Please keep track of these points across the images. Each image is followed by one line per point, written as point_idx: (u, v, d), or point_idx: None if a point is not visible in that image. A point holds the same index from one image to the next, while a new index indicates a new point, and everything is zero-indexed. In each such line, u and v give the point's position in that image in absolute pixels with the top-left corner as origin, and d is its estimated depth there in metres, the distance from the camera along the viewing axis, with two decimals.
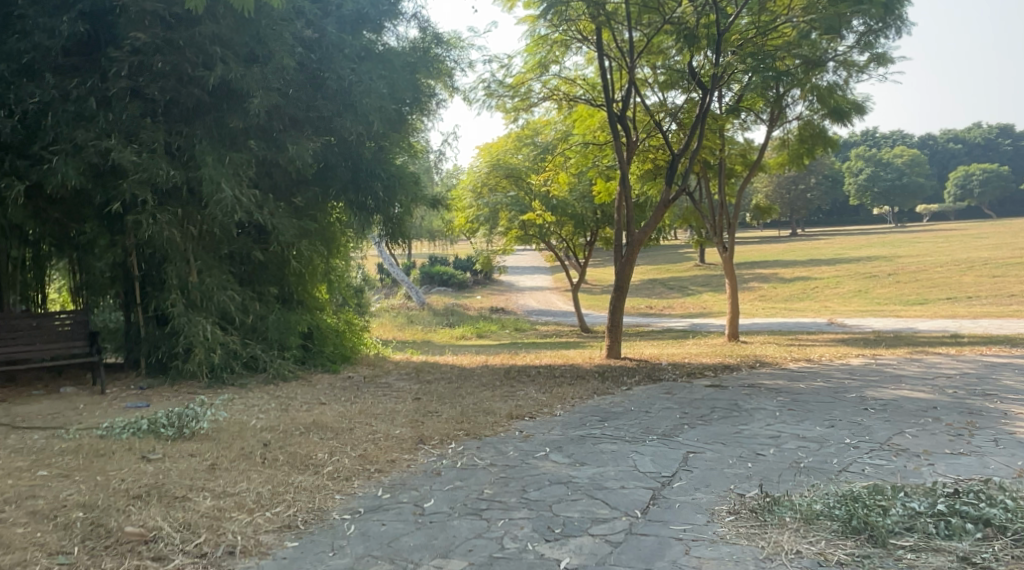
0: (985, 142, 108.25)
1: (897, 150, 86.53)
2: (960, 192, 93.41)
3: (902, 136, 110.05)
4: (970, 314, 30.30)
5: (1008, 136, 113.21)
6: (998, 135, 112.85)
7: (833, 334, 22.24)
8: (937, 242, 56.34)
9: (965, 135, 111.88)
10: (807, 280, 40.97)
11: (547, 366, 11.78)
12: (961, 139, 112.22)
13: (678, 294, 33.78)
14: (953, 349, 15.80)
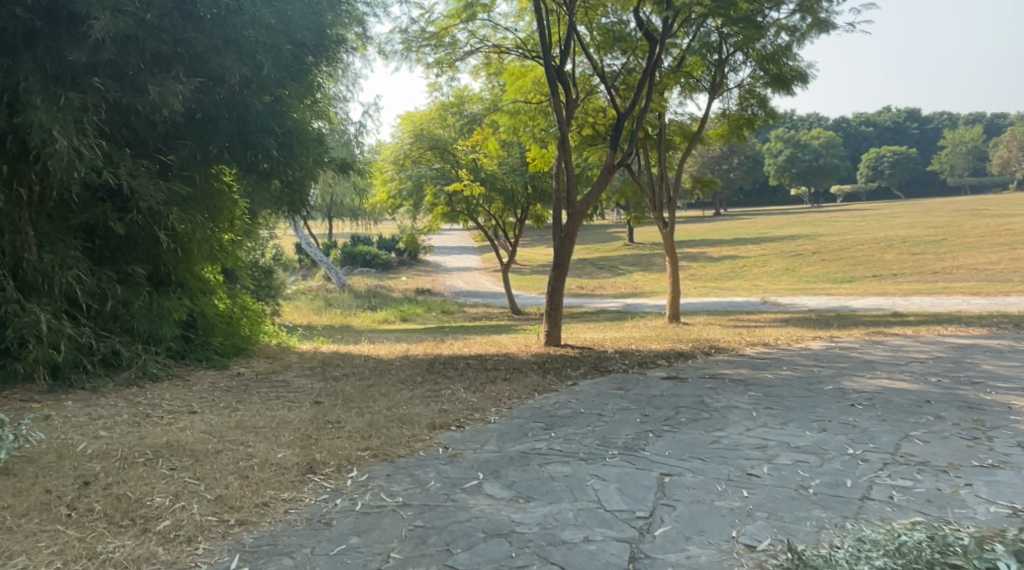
0: (895, 125, 110.90)
1: (817, 131, 87.40)
2: (874, 173, 95.15)
3: (819, 119, 111.88)
4: (901, 291, 29.89)
5: (917, 120, 116.31)
6: (907, 119, 115.77)
7: (773, 313, 21.24)
8: (856, 221, 56.52)
9: (877, 119, 114.43)
10: (735, 258, 40.36)
11: (479, 356, 10.20)
12: (873, 122, 114.69)
13: (609, 274, 32.52)
14: (907, 328, 14.74)
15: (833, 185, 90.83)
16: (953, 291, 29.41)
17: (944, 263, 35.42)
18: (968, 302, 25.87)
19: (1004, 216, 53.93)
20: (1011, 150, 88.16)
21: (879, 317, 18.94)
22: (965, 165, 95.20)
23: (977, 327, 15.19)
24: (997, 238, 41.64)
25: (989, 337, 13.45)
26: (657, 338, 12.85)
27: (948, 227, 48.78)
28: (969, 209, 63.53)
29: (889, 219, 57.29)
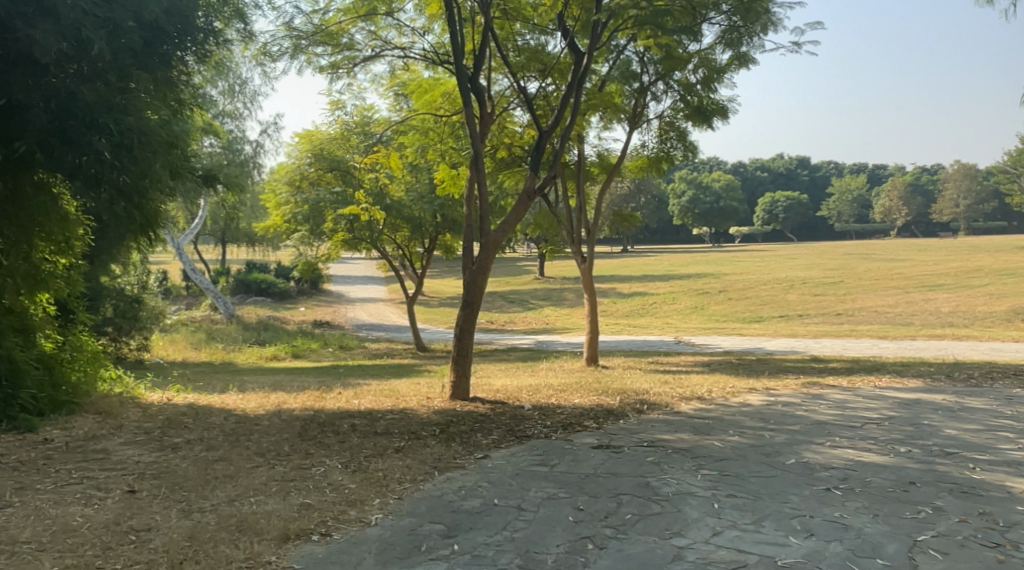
0: (788, 172, 114.48)
1: (719, 173, 88.94)
2: (771, 216, 97.42)
3: (718, 163, 114.44)
4: (811, 333, 29.39)
5: (808, 169, 120.64)
6: (799, 167, 119.91)
7: (691, 355, 20.03)
8: (758, 261, 56.85)
9: (772, 165, 117.82)
10: (644, 295, 39.51)
11: (370, 412, 8.49)
12: (768, 168, 118.05)
13: (518, 309, 30.95)
14: (839, 378, 13.58)
15: (734, 225, 92.38)
16: (861, 334, 28.96)
17: (848, 305, 35.29)
18: (878, 346, 25.31)
19: (895, 261, 55.10)
20: (891, 200, 94.10)
21: (800, 363, 17.91)
22: (849, 213, 100.17)
23: (908, 377, 14.17)
24: (893, 282, 42.20)
25: (930, 389, 12.36)
26: (577, 386, 11.31)
27: (845, 269, 49.34)
28: (863, 252, 64.95)
29: (789, 260, 57.75)
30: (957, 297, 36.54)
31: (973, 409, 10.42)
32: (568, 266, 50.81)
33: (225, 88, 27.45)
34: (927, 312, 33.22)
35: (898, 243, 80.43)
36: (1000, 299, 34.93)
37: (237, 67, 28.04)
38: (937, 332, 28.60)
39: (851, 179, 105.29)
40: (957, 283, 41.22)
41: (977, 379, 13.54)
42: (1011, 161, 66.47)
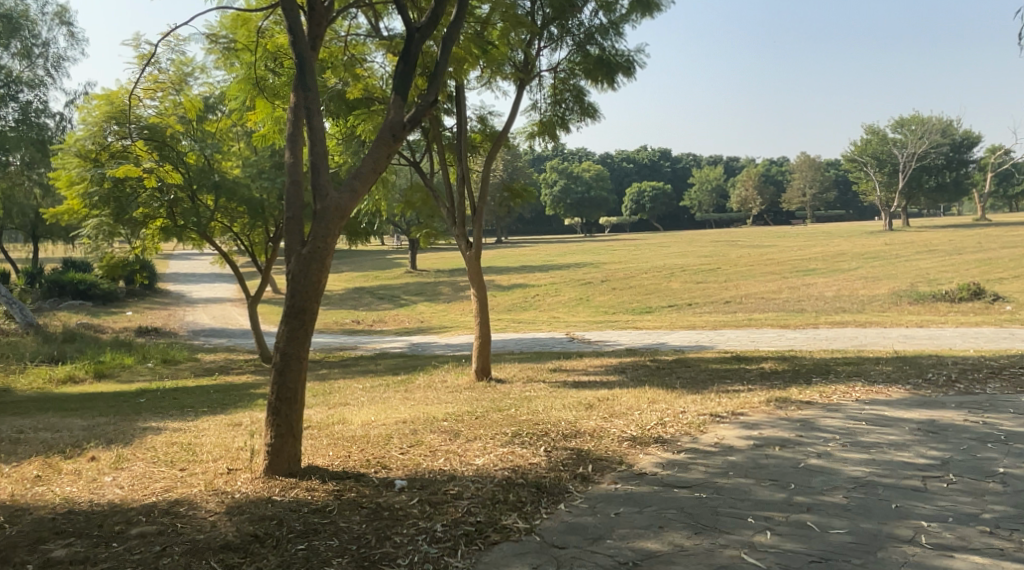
0: (651, 163, 114.30)
1: (588, 163, 87.05)
2: (637, 205, 96.32)
3: (583, 156, 113.10)
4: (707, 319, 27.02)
5: (669, 160, 121.28)
6: (662, 158, 120.21)
7: (593, 353, 16.86)
8: (630, 250, 54.51)
9: (635, 156, 117.45)
10: (523, 284, 36.25)
11: (108, 516, 4.61)
12: (631, 158, 117.63)
13: (385, 307, 26.98)
14: (800, 391, 10.64)
15: (603, 214, 90.55)
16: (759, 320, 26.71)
17: (732, 289, 33.09)
18: (779, 333, 22.86)
19: (761, 247, 53.89)
20: (748, 189, 95.14)
21: (725, 363, 14.95)
22: (710, 203, 100.44)
23: (874, 390, 11.36)
24: (768, 267, 40.82)
25: (922, 407, 9.67)
26: (473, 420, 7.68)
27: (718, 255, 47.66)
28: (727, 240, 63.70)
29: (660, 248, 55.60)
30: (835, 281, 35.04)
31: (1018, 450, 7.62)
32: (437, 258, 46.95)
33: (21, 49, 22.99)
34: (811, 296, 31.35)
35: (759, 230, 80.58)
36: (879, 283, 33.63)
37: (33, 24, 23.35)
38: (831, 317, 26.55)
39: (711, 169, 105.79)
40: (829, 268, 39.90)
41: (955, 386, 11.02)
42: (856, 150, 67.25)
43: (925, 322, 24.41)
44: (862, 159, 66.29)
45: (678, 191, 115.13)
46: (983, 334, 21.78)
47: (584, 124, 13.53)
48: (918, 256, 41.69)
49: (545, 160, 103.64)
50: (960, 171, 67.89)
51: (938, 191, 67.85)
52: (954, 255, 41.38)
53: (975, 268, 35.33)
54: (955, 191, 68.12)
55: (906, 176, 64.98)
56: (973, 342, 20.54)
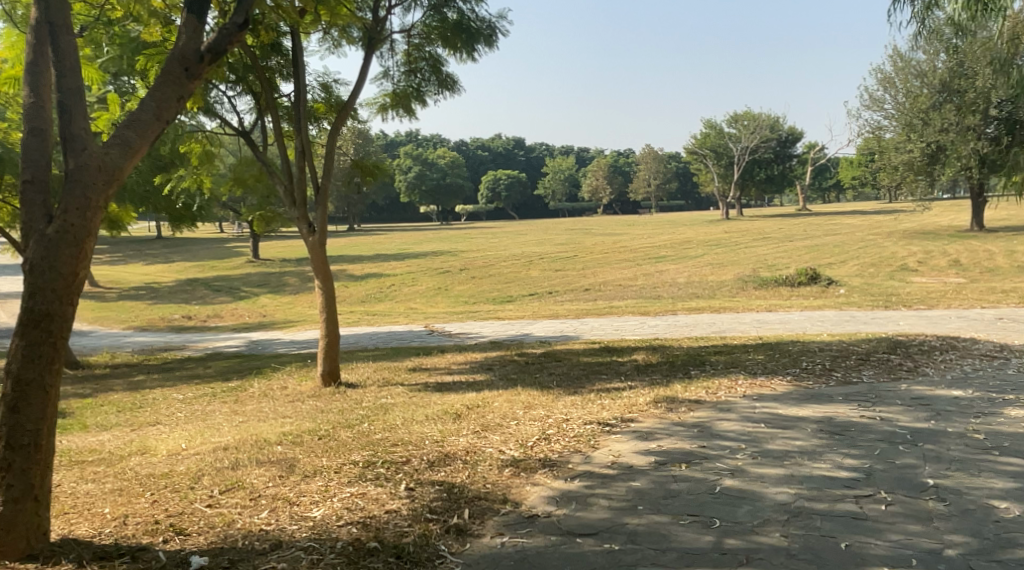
0: (505, 152, 114.12)
1: (443, 149, 85.30)
2: (492, 193, 95.49)
3: (437, 143, 111.37)
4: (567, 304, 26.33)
5: (522, 149, 121.56)
6: (515, 146, 120.28)
7: (454, 346, 15.57)
8: (487, 238, 53.50)
9: (490, 144, 116.88)
10: (376, 272, 34.45)
11: None
12: (486, 146, 116.97)
13: (224, 300, 24.60)
14: (685, 388, 9.79)
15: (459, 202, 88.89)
16: (619, 305, 26.28)
17: (589, 276, 32.59)
18: (641, 320, 22.32)
19: (614, 235, 54.00)
20: (599, 179, 96.56)
21: (593, 355, 14.02)
22: (563, 191, 101.02)
23: (756, 383, 10.66)
24: (622, 255, 40.84)
25: (812, 408, 9.01)
26: (316, 440, 6.20)
27: (574, 244, 47.45)
28: (581, 228, 63.75)
29: (513, 237, 54.76)
30: (686, 267, 35.32)
31: (925, 454, 7.05)
32: (284, 246, 44.19)
33: None
34: (665, 282, 31.28)
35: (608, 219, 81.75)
36: (726, 269, 34.10)
37: None
38: (687, 302, 26.44)
39: (563, 159, 106.60)
40: (678, 255, 40.25)
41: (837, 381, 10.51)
42: (697, 143, 69.26)
43: (773, 306, 24.65)
44: (702, 153, 68.30)
45: (530, 179, 115.26)
46: (829, 317, 22.11)
47: (440, 97, 11.30)
48: (759, 244, 42.95)
49: (397, 145, 100.77)
50: (785, 165, 70.62)
51: (767, 183, 70.36)
52: (789, 242, 42.85)
53: (812, 255, 36.64)
54: (782, 183, 71.93)
55: (742, 168, 67.50)
56: (823, 326, 20.73)
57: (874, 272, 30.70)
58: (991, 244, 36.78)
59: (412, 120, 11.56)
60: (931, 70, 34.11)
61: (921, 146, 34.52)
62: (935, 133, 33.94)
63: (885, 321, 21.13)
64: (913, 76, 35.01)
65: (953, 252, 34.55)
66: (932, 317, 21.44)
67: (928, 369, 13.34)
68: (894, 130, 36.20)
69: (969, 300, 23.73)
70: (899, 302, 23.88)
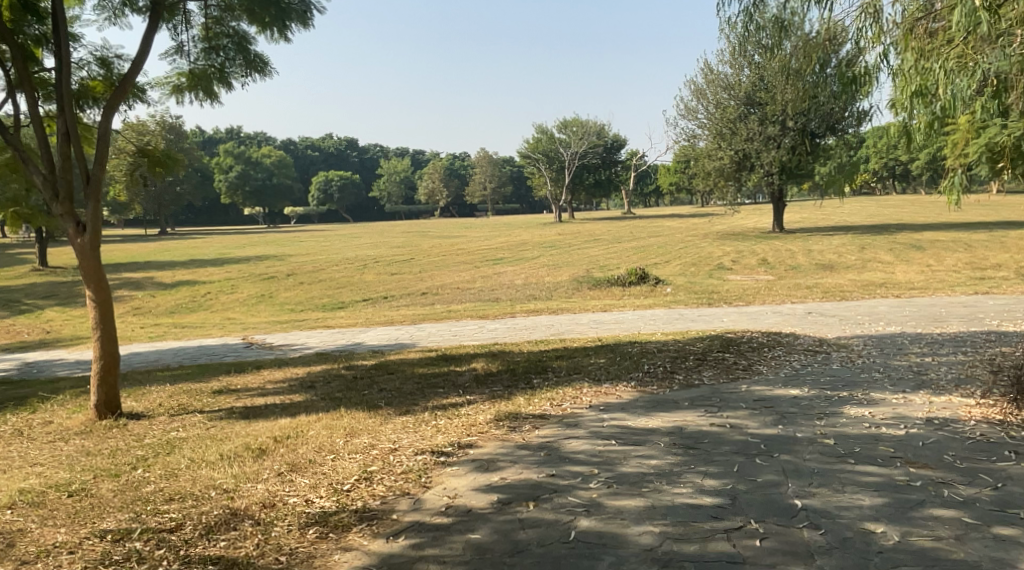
0: (335, 153, 110.91)
1: (268, 148, 81.56)
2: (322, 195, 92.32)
3: (263, 142, 106.63)
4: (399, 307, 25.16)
5: (353, 149, 118.62)
6: (346, 147, 117.24)
7: (270, 360, 14.10)
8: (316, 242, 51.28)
9: (318, 144, 113.07)
10: (190, 279, 31.79)
11: None
12: (315, 146, 113.14)
13: (6, 314, 21.63)
14: (527, 402, 8.96)
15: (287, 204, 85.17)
16: (453, 307, 25.39)
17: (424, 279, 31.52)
18: (478, 324, 21.43)
19: (449, 237, 53.09)
20: (433, 182, 95.61)
21: (427, 366, 12.96)
22: (397, 193, 99.29)
23: (601, 391, 9.95)
24: (458, 257, 40.02)
25: (660, 420, 8.39)
26: (64, 498, 5.50)
27: (409, 246, 46.21)
28: (414, 231, 62.57)
29: (344, 240, 52.67)
30: (522, 269, 34.95)
31: (785, 469, 6.49)
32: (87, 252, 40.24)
33: None
34: (502, 284, 30.70)
35: (441, 222, 80.94)
36: (560, 270, 33.96)
37: None
38: (524, 304, 25.92)
39: (396, 161, 104.88)
40: (514, 257, 39.91)
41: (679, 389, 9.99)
42: (528, 147, 69.62)
43: (608, 306, 24.48)
44: (534, 157, 68.91)
45: (362, 180, 112.58)
46: (660, 316, 22.15)
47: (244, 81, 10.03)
48: (590, 245, 43.47)
49: (216, 143, 95.51)
50: (612, 170, 74.16)
51: (596, 187, 73.70)
52: (617, 243, 43.46)
53: (640, 255, 37.28)
54: (608, 187, 74.06)
55: (572, 173, 68.65)
56: (655, 325, 20.65)
57: (696, 271, 31.48)
58: (795, 243, 38.90)
59: (214, 102, 10.34)
60: (738, 83, 35.58)
61: (730, 153, 35.99)
62: (742, 141, 35.63)
63: (712, 318, 21.34)
64: (721, 88, 36.26)
65: (762, 251, 36.19)
66: (751, 313, 21.93)
67: (762, 367, 13.09)
68: (705, 138, 37.36)
69: (783, 296, 24.54)
70: (723, 300, 24.39)
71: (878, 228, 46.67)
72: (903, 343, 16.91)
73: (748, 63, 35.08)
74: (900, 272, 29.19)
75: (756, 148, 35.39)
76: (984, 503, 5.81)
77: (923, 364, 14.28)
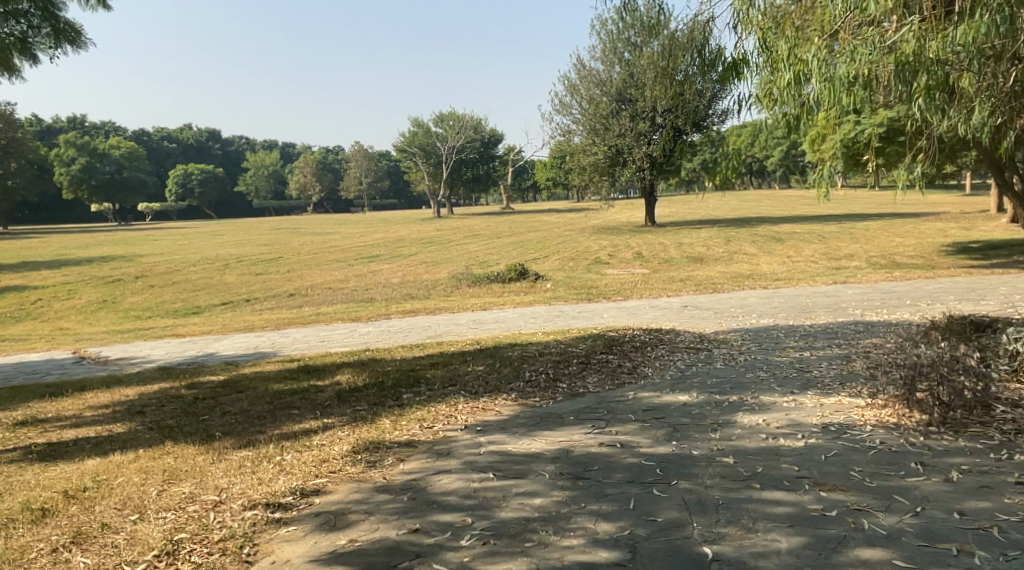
0: (197, 145, 105.54)
1: (116, 139, 76.16)
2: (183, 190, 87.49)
3: (116, 134, 100.13)
4: (262, 309, 23.38)
5: (217, 141, 113.21)
6: (209, 140, 111.78)
7: (102, 379, 12.40)
8: (174, 240, 48.07)
9: (177, 135, 107.15)
10: (23, 283, 28.70)
11: None
12: (174, 138, 107.21)
13: None
14: (394, 428, 7.93)
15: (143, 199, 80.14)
16: (320, 308, 23.80)
17: (292, 280, 29.70)
18: (349, 327, 20.01)
19: (321, 234, 50.94)
20: (305, 175, 92.13)
21: (285, 380, 11.67)
22: (266, 188, 95.30)
23: (477, 407, 8.99)
24: (330, 256, 38.17)
25: (545, 444, 7.49)
26: None
27: (277, 245, 43.89)
28: (284, 227, 59.99)
29: (207, 238, 49.65)
30: (398, 267, 33.57)
31: (685, 501, 5.71)
32: None
33: None
34: (377, 284, 29.23)
35: (314, 218, 78.07)
36: (438, 267, 32.81)
37: None
38: (400, 304, 24.62)
39: (265, 154, 100.66)
40: (390, 254, 38.42)
41: (563, 405, 9.10)
42: (404, 141, 67.97)
43: (487, 304, 23.52)
44: (411, 151, 67.21)
45: (228, 174, 107.65)
46: (540, 314, 21.34)
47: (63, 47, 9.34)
48: (468, 242, 42.46)
49: (60, 133, 89.02)
50: (489, 165, 73.52)
51: (474, 183, 72.96)
52: (496, 239, 42.65)
53: (518, 251, 36.55)
54: (486, 182, 73.47)
55: (449, 167, 67.50)
56: (536, 323, 19.80)
57: (574, 266, 30.98)
58: (666, 237, 39.17)
59: (14, 75, 9.41)
60: (609, 79, 35.42)
61: (603, 149, 35.79)
62: (614, 137, 35.48)
63: (591, 314, 20.71)
64: (594, 84, 35.92)
65: (638, 246, 36.10)
66: (630, 308, 21.45)
67: (647, 369, 12.28)
68: (580, 133, 36.96)
69: (660, 290, 24.21)
70: (601, 295, 23.81)
71: (739, 222, 47.96)
72: (778, 336, 16.68)
73: (619, 61, 35.06)
74: (763, 264, 29.65)
75: (629, 143, 35.39)
76: (910, 535, 5.26)
77: (803, 360, 13.82)
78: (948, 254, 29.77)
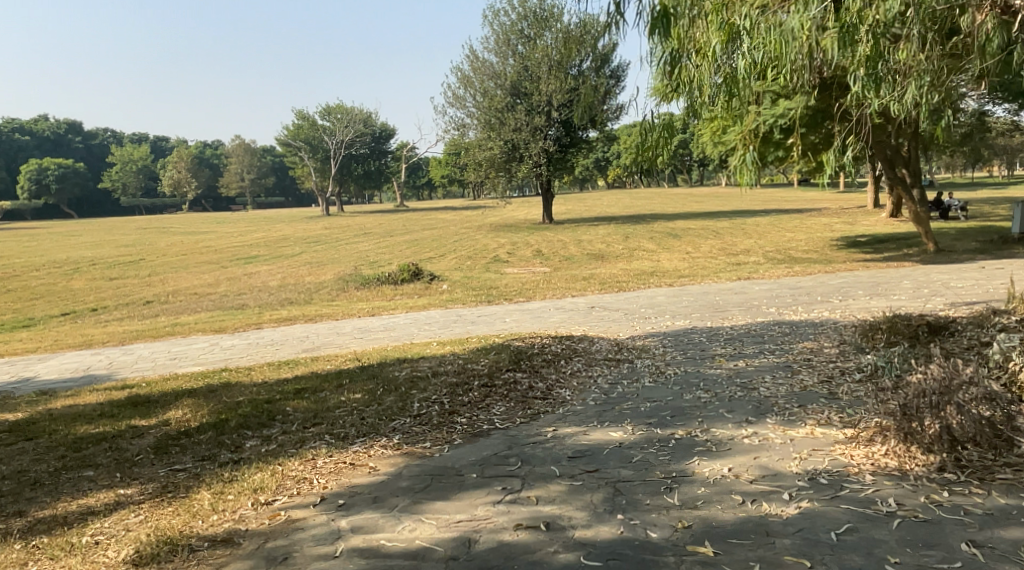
0: (56, 139, 97.49)
1: None
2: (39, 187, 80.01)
3: None
4: (106, 319, 20.06)
5: (80, 135, 105.16)
6: (72, 134, 103.69)
7: None
8: (20, 242, 42.96)
9: (34, 128, 98.72)
10: None
11: None
12: (30, 129, 98.70)
13: None
14: (218, 505, 5.91)
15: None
16: (179, 317, 20.70)
17: (151, 285, 26.22)
18: (210, 340, 17.12)
19: (193, 234, 46.81)
20: (179, 171, 86.03)
21: (95, 420, 8.88)
22: (136, 186, 88.94)
23: (343, 464, 6.70)
24: (200, 257, 34.53)
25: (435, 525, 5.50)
26: None
27: (141, 245, 39.73)
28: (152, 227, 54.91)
29: (59, 239, 44.63)
30: (278, 268, 30.50)
31: None
32: None
33: None
34: (251, 287, 26.09)
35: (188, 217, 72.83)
36: (322, 268, 29.97)
37: None
38: (274, 310, 21.75)
39: (134, 149, 93.86)
40: (269, 255, 35.15)
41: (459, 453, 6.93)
42: (288, 135, 64.10)
43: (374, 309, 20.89)
44: (295, 146, 63.28)
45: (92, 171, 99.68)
46: (434, 318, 18.89)
47: None
48: (355, 240, 39.50)
49: None
50: (381, 161, 70.87)
51: (365, 179, 69.95)
52: (386, 238, 39.67)
53: (409, 249, 33.97)
54: (378, 179, 70.59)
55: (336, 163, 63.95)
56: (431, 331, 17.22)
57: (470, 264, 28.72)
58: (564, 234, 37.15)
59: None
60: (504, 71, 33.22)
61: (499, 143, 33.50)
62: (510, 131, 33.30)
63: (492, 319, 18.30)
64: (488, 76, 33.63)
65: (535, 243, 34.08)
66: (533, 310, 19.34)
67: (566, 394, 9.81)
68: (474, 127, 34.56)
69: (563, 289, 22.18)
70: (501, 296, 21.53)
71: (637, 218, 46.59)
72: (701, 340, 14.79)
73: (513, 52, 32.90)
74: (668, 260, 27.99)
75: (525, 138, 33.30)
76: None
77: (741, 371, 11.48)
78: (847, 248, 29.01)
